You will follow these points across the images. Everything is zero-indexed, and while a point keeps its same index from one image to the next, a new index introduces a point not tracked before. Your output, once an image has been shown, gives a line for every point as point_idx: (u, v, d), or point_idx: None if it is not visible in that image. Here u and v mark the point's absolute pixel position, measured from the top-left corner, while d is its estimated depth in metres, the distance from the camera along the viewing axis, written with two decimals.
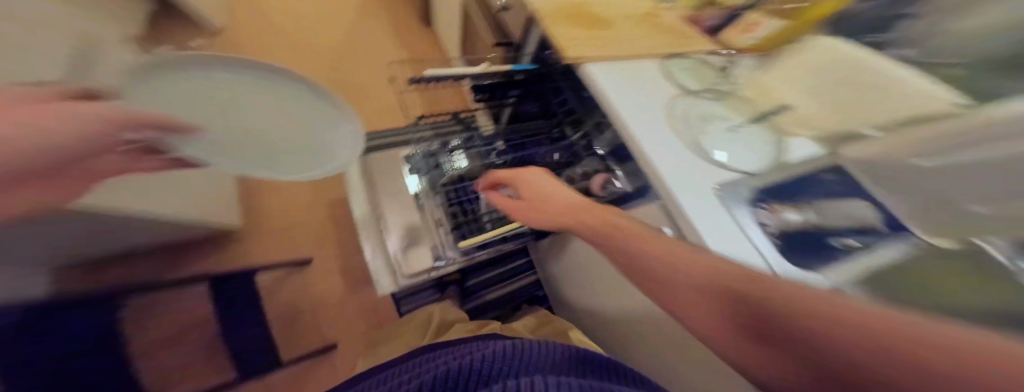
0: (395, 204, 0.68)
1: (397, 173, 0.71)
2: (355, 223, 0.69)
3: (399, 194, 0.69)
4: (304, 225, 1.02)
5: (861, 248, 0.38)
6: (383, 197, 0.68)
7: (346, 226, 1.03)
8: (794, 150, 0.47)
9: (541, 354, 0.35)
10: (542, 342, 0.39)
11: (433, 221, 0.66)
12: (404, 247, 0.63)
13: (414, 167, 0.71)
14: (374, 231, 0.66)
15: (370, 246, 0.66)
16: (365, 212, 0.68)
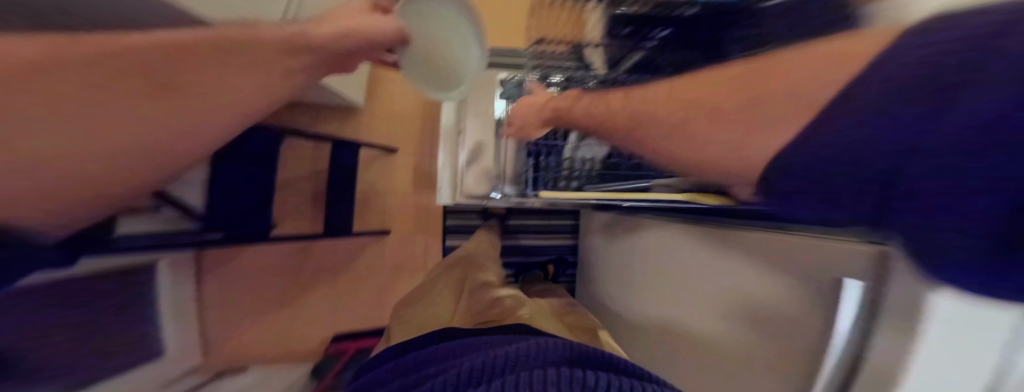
0: (480, 127, 0.79)
1: (484, 106, 0.79)
2: (440, 132, 0.84)
3: (485, 115, 0.79)
4: (405, 123, 1.20)
5: None
6: (473, 116, 0.79)
7: (429, 145, 1.20)
8: None
9: (552, 353, 0.35)
10: (562, 342, 0.37)
11: (507, 153, 0.77)
12: (471, 168, 0.79)
13: (505, 93, 0.78)
14: (457, 141, 0.81)
15: (446, 155, 0.84)
16: (450, 127, 0.83)
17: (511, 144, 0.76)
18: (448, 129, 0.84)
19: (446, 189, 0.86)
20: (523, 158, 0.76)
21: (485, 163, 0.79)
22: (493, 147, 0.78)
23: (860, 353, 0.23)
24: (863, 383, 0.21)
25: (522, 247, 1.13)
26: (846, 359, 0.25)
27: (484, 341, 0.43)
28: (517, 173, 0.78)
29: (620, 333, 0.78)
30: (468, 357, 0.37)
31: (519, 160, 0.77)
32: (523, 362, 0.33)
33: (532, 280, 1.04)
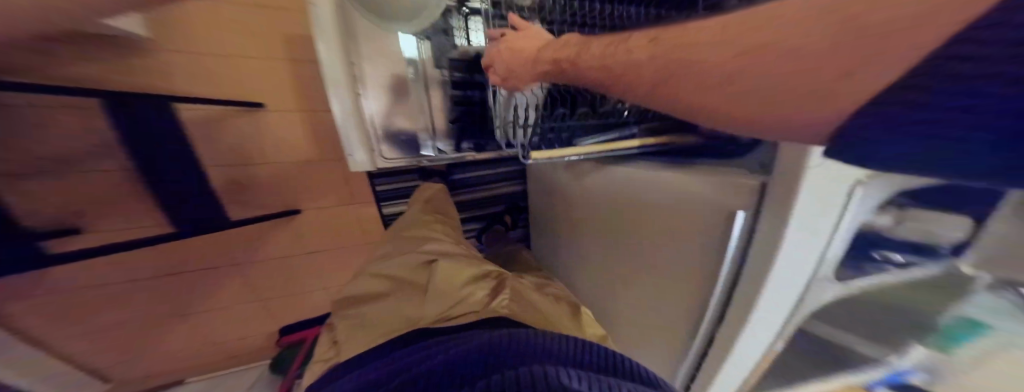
0: (387, 76, 0.63)
1: (385, 42, 0.60)
2: (324, 81, 0.60)
3: (390, 58, 0.61)
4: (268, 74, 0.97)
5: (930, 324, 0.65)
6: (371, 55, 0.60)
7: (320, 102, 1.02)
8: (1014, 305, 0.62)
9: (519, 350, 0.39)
10: (532, 339, 0.42)
11: (431, 105, 0.68)
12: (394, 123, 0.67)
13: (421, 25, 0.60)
14: (358, 89, 0.61)
15: (344, 109, 0.62)
16: (339, 73, 0.59)
17: (435, 93, 0.67)
18: (337, 76, 0.60)
19: (360, 155, 0.68)
20: (493, 107, 0.68)
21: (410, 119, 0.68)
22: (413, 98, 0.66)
23: (749, 236, 0.50)
24: (752, 251, 0.50)
25: (474, 199, 1.28)
26: (742, 239, 0.51)
27: (456, 334, 0.46)
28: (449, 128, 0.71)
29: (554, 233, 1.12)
30: (445, 348, 0.41)
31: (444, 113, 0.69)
32: (494, 357, 0.38)
33: (497, 233, 1.27)
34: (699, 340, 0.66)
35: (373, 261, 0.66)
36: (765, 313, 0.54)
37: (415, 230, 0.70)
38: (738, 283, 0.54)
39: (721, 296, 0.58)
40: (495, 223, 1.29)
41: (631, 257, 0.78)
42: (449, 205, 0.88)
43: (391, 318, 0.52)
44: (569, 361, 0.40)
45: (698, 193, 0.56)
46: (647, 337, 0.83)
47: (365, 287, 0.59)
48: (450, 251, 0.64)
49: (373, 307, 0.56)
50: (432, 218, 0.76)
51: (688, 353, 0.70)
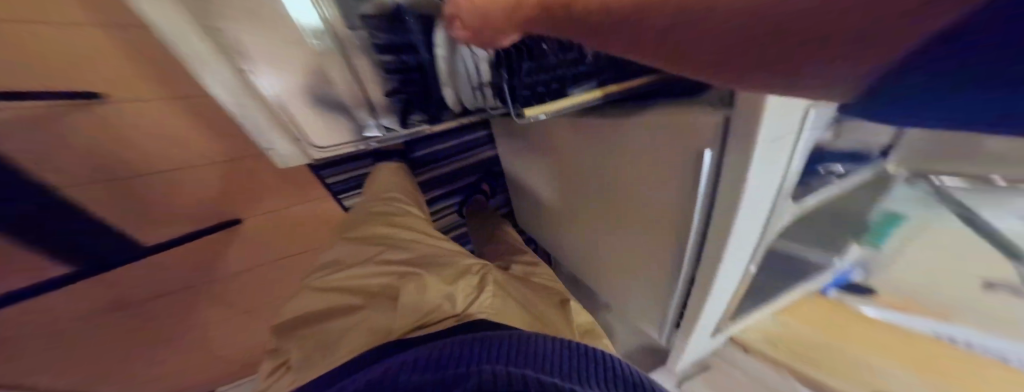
0: (277, 46, 0.49)
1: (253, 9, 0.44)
2: (186, 64, 0.47)
3: (270, 27, 0.46)
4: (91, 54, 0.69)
5: (844, 210, 0.75)
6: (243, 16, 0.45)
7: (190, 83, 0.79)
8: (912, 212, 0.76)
9: (482, 350, 0.36)
10: (501, 336, 0.39)
11: (357, 79, 0.56)
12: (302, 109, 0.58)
13: None
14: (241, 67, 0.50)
15: (233, 93, 0.53)
16: (200, 53, 0.47)
17: (353, 68, 0.54)
18: (196, 57, 0.47)
19: (273, 141, 0.63)
20: (431, 74, 0.59)
21: (322, 104, 0.58)
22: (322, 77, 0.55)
23: (717, 171, 0.48)
24: (722, 183, 0.48)
25: (443, 177, 1.16)
26: (712, 175, 0.48)
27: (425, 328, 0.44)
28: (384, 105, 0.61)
29: (529, 195, 1.08)
30: (404, 352, 0.38)
31: (377, 86, 0.58)
32: (454, 359, 0.35)
33: (478, 207, 1.17)
34: (681, 279, 0.67)
35: (324, 266, 0.56)
36: (737, 242, 0.55)
37: (373, 228, 0.60)
38: (708, 224, 0.54)
39: (695, 232, 0.57)
40: (473, 194, 1.19)
41: (608, 213, 0.76)
42: (413, 189, 0.78)
43: (351, 333, 0.44)
44: (561, 361, 0.36)
45: (661, 136, 0.53)
46: (633, 285, 0.85)
47: (319, 299, 0.51)
48: (418, 251, 0.56)
49: (330, 324, 0.47)
50: (392, 210, 0.66)
51: (673, 293, 0.72)
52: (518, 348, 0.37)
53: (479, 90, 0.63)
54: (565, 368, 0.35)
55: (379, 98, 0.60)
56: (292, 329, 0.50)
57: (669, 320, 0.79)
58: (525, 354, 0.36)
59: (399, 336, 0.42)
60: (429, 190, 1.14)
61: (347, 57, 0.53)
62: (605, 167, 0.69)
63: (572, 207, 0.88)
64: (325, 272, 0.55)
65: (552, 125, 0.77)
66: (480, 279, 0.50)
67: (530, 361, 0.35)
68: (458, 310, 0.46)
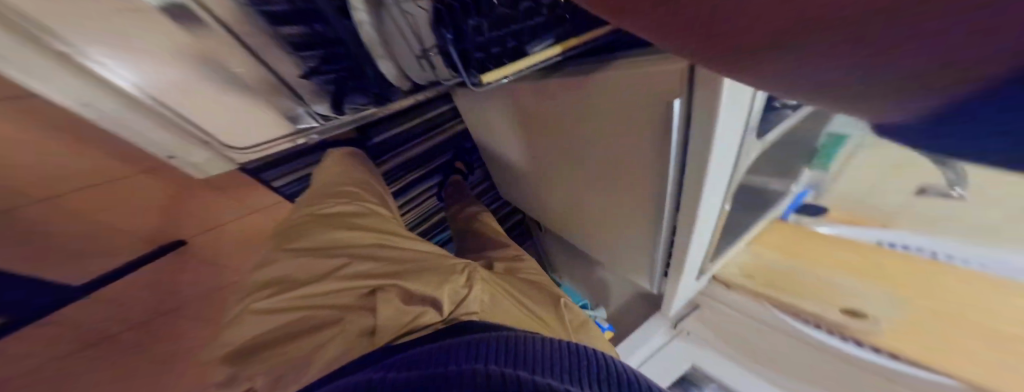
0: (100, 35, 0.43)
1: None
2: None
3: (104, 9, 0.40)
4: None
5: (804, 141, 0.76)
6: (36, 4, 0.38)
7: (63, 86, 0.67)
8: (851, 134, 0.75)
9: (472, 349, 0.33)
10: (494, 336, 0.36)
11: (259, 62, 0.52)
12: (172, 105, 0.54)
13: None
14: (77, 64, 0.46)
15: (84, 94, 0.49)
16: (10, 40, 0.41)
17: (218, 59, 0.50)
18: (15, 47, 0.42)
19: (157, 140, 0.59)
20: (362, 46, 0.52)
21: (197, 98, 0.55)
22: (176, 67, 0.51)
23: (687, 119, 0.44)
24: (692, 133, 0.44)
25: (411, 162, 1.03)
26: (681, 124, 0.44)
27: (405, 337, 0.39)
28: (278, 93, 0.58)
29: (505, 167, 1.01)
30: (387, 357, 0.35)
31: (284, 71, 0.54)
32: (441, 359, 0.32)
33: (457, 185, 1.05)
34: (662, 232, 0.67)
35: (267, 281, 0.45)
36: (710, 195, 0.53)
37: (328, 231, 0.50)
38: (684, 178, 0.51)
39: (671, 186, 0.55)
40: (450, 176, 1.09)
41: (586, 175, 0.73)
42: (371, 182, 0.68)
43: (321, 357, 0.37)
44: (558, 355, 0.34)
45: (624, 88, 0.48)
46: (620, 241, 0.85)
47: (266, 323, 0.41)
48: (391, 254, 0.49)
49: (292, 348, 0.40)
50: (350, 208, 0.56)
51: (658, 246, 0.72)
52: (511, 347, 0.34)
53: (427, 61, 0.55)
54: (565, 370, 0.32)
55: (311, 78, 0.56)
56: (231, 366, 0.39)
57: (656, 270, 0.81)
58: (519, 354, 0.33)
59: (389, 342, 0.38)
60: (401, 177, 1.02)
61: (221, 36, 0.47)
62: (577, 128, 0.63)
63: (551, 173, 0.84)
64: (271, 288, 0.44)
65: (516, 88, 0.69)
66: (467, 277, 0.45)
67: (524, 360, 0.32)
68: (446, 314, 0.41)
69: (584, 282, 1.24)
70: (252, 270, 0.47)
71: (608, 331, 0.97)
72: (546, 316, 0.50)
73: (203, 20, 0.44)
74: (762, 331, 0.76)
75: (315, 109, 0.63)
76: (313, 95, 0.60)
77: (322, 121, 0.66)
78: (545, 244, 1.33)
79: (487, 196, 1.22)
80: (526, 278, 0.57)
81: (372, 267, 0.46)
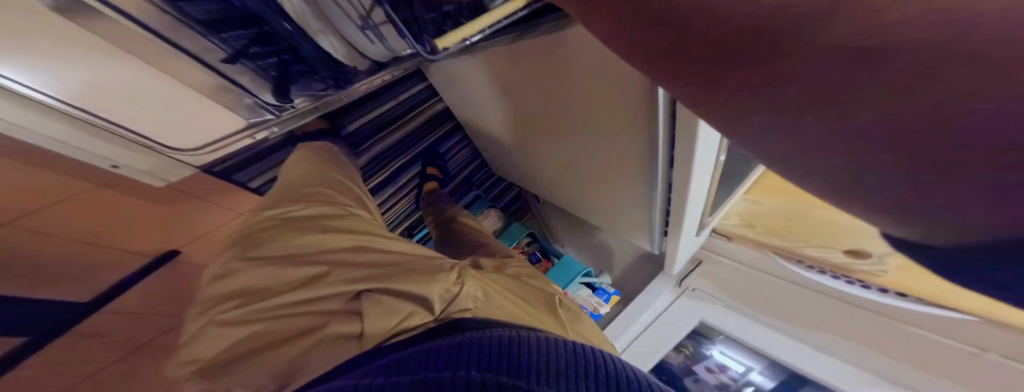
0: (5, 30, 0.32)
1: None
2: None
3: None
4: None
5: None
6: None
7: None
8: None
9: (459, 349, 0.32)
10: (481, 334, 0.35)
11: (191, 57, 0.42)
12: (99, 109, 0.41)
13: None
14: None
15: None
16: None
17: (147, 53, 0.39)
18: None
19: (88, 150, 0.47)
20: (301, 22, 0.48)
21: (131, 94, 0.42)
22: (86, 58, 0.37)
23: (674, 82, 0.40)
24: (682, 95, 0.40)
25: (392, 149, 0.95)
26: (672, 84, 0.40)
27: (391, 334, 0.37)
28: (222, 89, 0.49)
29: (492, 143, 0.97)
30: (367, 362, 0.32)
31: (213, 59, 0.45)
32: (428, 362, 0.31)
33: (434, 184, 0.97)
34: (658, 191, 0.63)
35: (227, 292, 0.40)
36: (701, 163, 0.50)
37: (299, 236, 0.45)
38: (673, 135, 0.47)
39: (663, 151, 0.52)
40: (425, 180, 0.98)
41: (574, 144, 0.69)
42: (343, 179, 0.62)
43: (300, 367, 0.34)
44: (552, 357, 0.33)
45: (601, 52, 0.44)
46: (618, 204, 0.81)
47: (231, 336, 0.36)
48: (374, 257, 0.45)
49: (251, 365, 0.34)
50: (321, 210, 0.51)
51: (655, 203, 0.69)
52: (498, 345, 0.33)
53: (375, 28, 0.52)
54: (549, 363, 0.32)
55: (256, 69, 0.50)
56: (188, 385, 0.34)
57: (657, 230, 0.79)
58: (506, 351, 0.33)
59: (380, 344, 0.35)
60: (385, 164, 0.94)
61: (123, 23, 0.35)
62: (560, 94, 0.57)
63: (541, 146, 0.79)
64: (235, 299, 0.39)
65: (484, 57, 0.63)
66: (457, 275, 0.42)
67: (512, 359, 0.32)
68: (436, 312, 0.39)
69: (587, 249, 1.22)
70: (207, 283, 0.41)
71: (615, 296, 0.96)
72: (542, 307, 0.48)
73: (96, 9, 0.33)
74: (755, 278, 0.80)
75: (265, 101, 0.54)
76: (261, 86, 0.53)
77: (279, 115, 0.57)
78: (544, 214, 1.29)
79: (478, 175, 1.15)
80: (515, 274, 0.53)
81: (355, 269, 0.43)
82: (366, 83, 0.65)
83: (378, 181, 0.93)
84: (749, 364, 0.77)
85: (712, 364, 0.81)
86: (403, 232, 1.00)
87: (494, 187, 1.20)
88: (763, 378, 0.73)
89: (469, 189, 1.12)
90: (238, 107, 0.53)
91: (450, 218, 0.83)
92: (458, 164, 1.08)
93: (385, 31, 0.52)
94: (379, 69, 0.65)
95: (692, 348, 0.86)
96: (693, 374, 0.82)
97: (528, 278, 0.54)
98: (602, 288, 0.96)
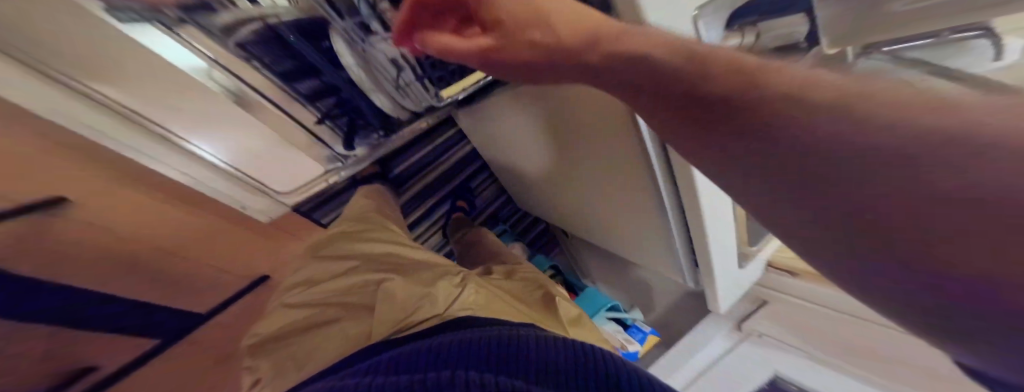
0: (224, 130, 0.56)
1: (212, 107, 0.53)
2: (171, 173, 0.56)
3: (229, 111, 0.54)
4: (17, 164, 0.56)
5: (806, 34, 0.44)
6: (129, 96, 0.47)
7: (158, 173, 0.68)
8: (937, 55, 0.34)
9: (458, 348, 0.35)
10: (477, 334, 0.37)
11: (288, 115, 0.57)
12: (245, 163, 0.62)
13: (165, 21, 0.40)
14: (167, 143, 0.53)
15: (189, 171, 0.58)
16: (181, 158, 0.56)
17: (282, 127, 0.59)
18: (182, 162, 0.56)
19: (226, 192, 0.64)
20: (361, 85, 0.59)
21: (262, 152, 0.62)
22: (240, 128, 0.57)
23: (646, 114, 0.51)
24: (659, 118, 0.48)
25: (428, 187, 1.09)
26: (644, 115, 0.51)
27: (401, 330, 0.40)
28: (312, 144, 0.65)
29: (514, 181, 1.07)
30: (376, 358, 0.35)
31: (307, 120, 0.59)
32: (432, 359, 0.33)
33: (459, 223, 1.04)
34: (669, 213, 0.63)
35: (295, 283, 0.49)
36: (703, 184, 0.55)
37: (342, 244, 0.54)
38: (668, 156, 0.54)
39: (662, 174, 0.58)
40: (453, 213, 1.10)
41: (582, 170, 0.74)
42: (384, 209, 0.73)
43: (328, 347, 0.40)
44: (546, 355, 0.34)
45: (597, 104, 0.55)
46: (639, 234, 0.79)
47: (278, 321, 0.43)
48: (400, 262, 0.51)
49: (297, 343, 0.41)
50: (362, 225, 0.60)
51: (671, 229, 0.67)
52: (494, 346, 0.35)
53: (406, 88, 0.62)
54: (543, 358, 0.34)
55: (338, 127, 0.64)
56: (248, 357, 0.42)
57: (684, 262, 0.73)
58: (503, 350, 0.35)
59: (387, 336, 0.39)
60: (421, 203, 1.08)
61: (264, 104, 0.54)
62: (569, 128, 0.66)
63: (558, 177, 0.84)
64: (296, 289, 0.48)
65: (506, 105, 0.76)
66: (460, 278, 0.46)
67: (508, 356, 0.34)
68: (441, 309, 0.41)
69: (622, 287, 1.12)
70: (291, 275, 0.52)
71: (652, 335, 0.85)
72: (545, 313, 0.49)
73: (249, 94, 0.52)
74: (823, 316, 0.66)
75: (336, 150, 0.68)
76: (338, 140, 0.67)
77: (343, 162, 0.72)
78: (575, 252, 1.25)
79: (505, 209, 1.22)
80: (522, 278, 0.55)
81: (379, 266, 0.50)
82: (409, 131, 0.80)
83: (415, 215, 1.07)
84: None
85: None
86: None
87: (520, 221, 1.24)
88: None
89: (496, 224, 1.20)
90: (318, 156, 0.68)
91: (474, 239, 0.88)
92: (486, 200, 1.18)
93: (415, 88, 0.63)
94: (420, 120, 0.79)
95: None
96: None
97: (538, 285, 0.54)
98: (636, 326, 0.86)
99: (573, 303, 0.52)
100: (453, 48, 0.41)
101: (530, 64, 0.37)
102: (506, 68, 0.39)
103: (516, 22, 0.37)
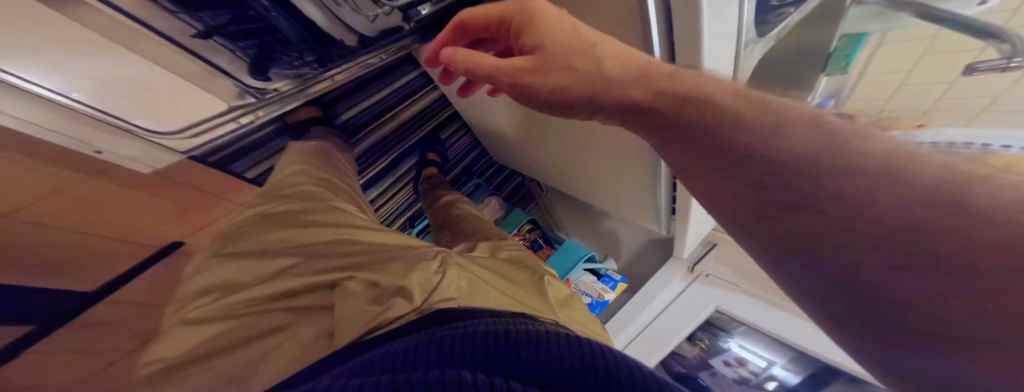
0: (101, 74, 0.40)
1: (87, 42, 0.37)
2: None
3: (127, 62, 0.41)
4: None
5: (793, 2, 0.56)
6: None
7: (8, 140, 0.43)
8: (899, 22, 0.55)
9: (445, 349, 0.30)
10: (468, 334, 0.32)
11: (150, 28, 0.37)
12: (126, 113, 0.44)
13: None
14: None
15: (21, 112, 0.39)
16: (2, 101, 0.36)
17: (181, 66, 0.45)
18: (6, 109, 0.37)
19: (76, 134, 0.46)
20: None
21: (143, 91, 0.44)
22: (98, 58, 0.39)
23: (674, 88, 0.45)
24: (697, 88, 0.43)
25: (382, 143, 0.92)
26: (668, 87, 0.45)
27: (370, 330, 0.36)
28: (205, 74, 0.47)
29: (488, 133, 0.97)
30: (337, 370, 0.28)
31: (179, 34, 0.40)
32: (416, 358, 0.28)
33: (430, 176, 0.93)
34: (662, 182, 0.64)
35: (206, 285, 0.39)
36: None
37: (279, 229, 0.44)
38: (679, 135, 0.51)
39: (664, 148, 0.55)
40: (424, 167, 0.96)
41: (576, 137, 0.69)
42: (331, 176, 0.59)
43: (276, 358, 0.35)
44: (540, 352, 0.31)
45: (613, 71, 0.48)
46: (623, 193, 0.80)
47: (198, 333, 0.35)
48: (356, 249, 0.45)
49: (225, 361, 0.34)
50: (307, 205, 0.49)
51: (659, 196, 0.69)
52: (487, 345, 0.31)
53: None
54: (541, 356, 0.30)
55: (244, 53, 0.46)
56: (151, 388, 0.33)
57: (663, 214, 0.75)
58: (503, 352, 0.31)
59: (352, 339, 0.35)
60: (379, 157, 0.92)
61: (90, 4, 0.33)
62: None
63: (546, 138, 0.76)
64: (210, 294, 0.38)
65: None
66: (438, 263, 0.44)
67: (508, 356, 0.30)
68: (417, 303, 0.38)
69: (592, 237, 1.19)
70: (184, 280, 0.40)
71: (621, 283, 0.94)
72: (527, 288, 0.48)
73: None
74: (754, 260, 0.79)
75: (246, 84, 0.49)
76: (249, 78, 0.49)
77: (262, 99, 0.53)
78: (552, 207, 1.26)
79: (479, 163, 1.14)
80: (508, 258, 0.54)
81: (327, 260, 0.43)
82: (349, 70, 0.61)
83: (373, 174, 0.91)
84: (767, 356, 0.80)
85: (730, 358, 0.87)
86: (404, 224, 0.99)
87: (496, 175, 1.17)
88: (786, 372, 0.77)
89: (470, 178, 1.10)
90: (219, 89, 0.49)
91: (448, 206, 0.79)
92: (458, 152, 1.07)
93: None
94: (374, 53, 0.62)
95: (708, 341, 0.91)
96: (709, 367, 0.89)
97: (525, 265, 0.53)
98: (608, 275, 0.94)
99: (562, 283, 0.52)
100: (480, 66, 0.42)
101: (560, 95, 0.36)
102: (538, 99, 0.39)
103: (556, 51, 0.36)
